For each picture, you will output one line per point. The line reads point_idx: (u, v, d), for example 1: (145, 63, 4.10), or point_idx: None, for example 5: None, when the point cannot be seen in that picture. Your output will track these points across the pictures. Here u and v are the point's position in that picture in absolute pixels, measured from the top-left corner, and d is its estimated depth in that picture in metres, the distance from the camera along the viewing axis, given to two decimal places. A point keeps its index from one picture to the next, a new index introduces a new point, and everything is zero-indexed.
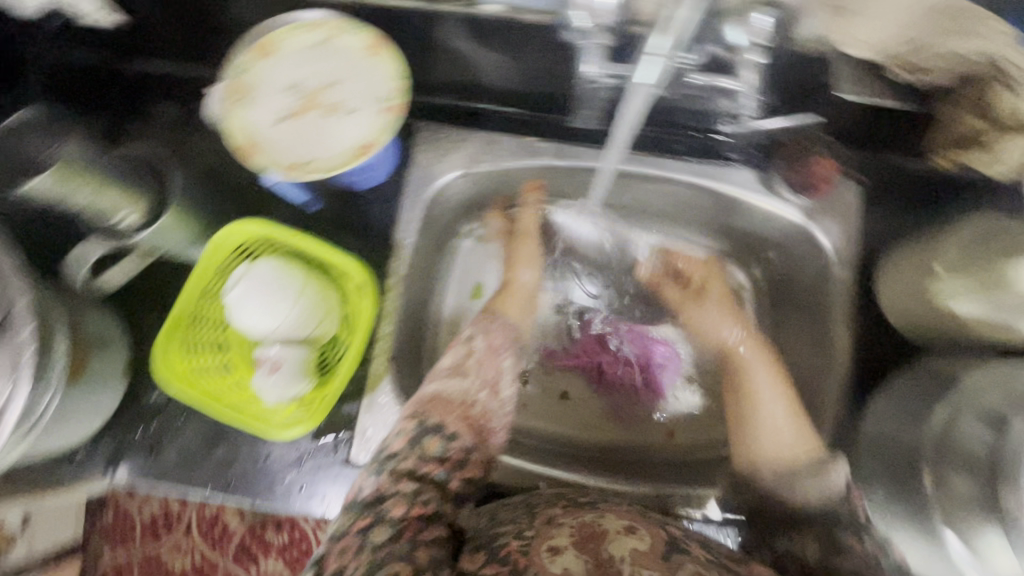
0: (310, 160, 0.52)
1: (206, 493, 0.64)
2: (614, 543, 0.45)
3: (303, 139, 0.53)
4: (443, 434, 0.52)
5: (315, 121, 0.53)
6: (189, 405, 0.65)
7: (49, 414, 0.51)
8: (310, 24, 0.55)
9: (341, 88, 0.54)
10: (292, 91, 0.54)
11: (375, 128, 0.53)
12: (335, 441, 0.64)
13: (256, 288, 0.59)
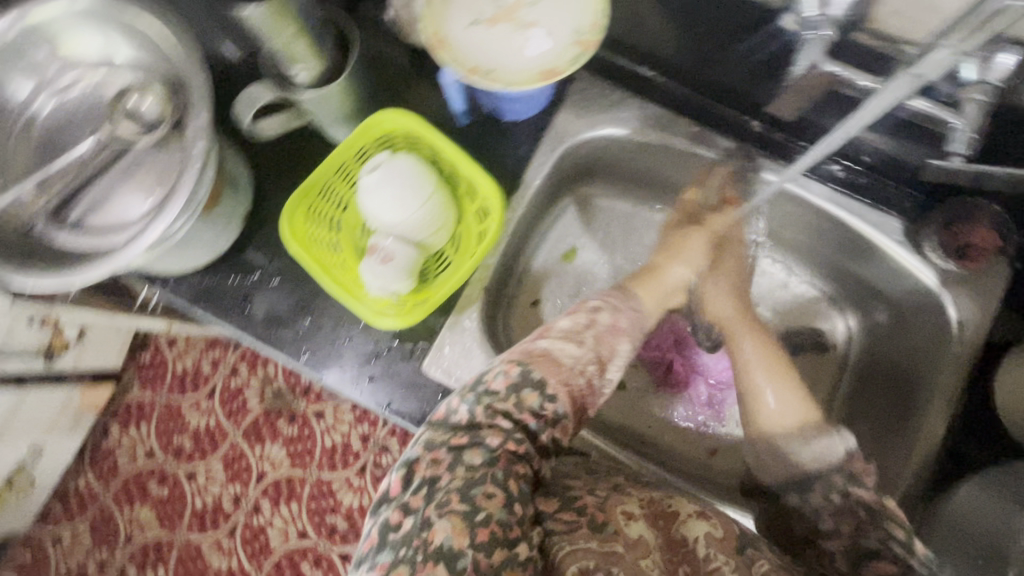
0: (490, 70, 0.53)
1: (278, 354, 0.66)
2: (686, 526, 0.46)
3: (489, 47, 0.53)
4: (543, 392, 0.49)
5: (504, 33, 0.53)
6: (287, 270, 0.68)
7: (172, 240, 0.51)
8: None
9: (538, 9, 0.54)
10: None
11: (564, 57, 0.52)
12: (411, 348, 0.65)
13: (390, 178, 0.59)
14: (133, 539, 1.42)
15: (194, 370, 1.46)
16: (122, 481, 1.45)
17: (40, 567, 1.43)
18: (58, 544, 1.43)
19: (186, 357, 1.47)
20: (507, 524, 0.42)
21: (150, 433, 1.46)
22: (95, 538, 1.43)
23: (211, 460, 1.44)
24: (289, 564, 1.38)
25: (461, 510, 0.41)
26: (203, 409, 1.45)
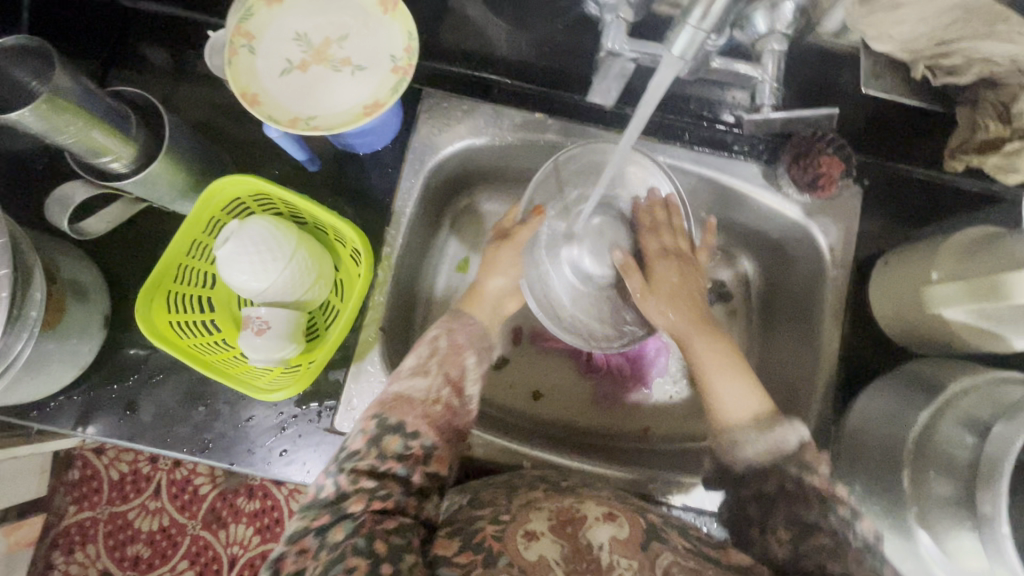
0: (314, 115, 0.51)
1: (176, 453, 0.62)
2: (592, 531, 0.48)
3: (309, 92, 0.51)
4: (403, 433, 0.50)
5: (320, 75, 0.52)
6: (169, 363, 0.63)
7: (20, 363, 0.49)
8: None
9: (348, 44, 0.52)
10: (298, 42, 0.52)
11: (382, 87, 0.51)
12: (320, 409, 0.63)
13: (245, 246, 0.56)
14: None
15: (131, 472, 1.36)
16: None
17: None
18: None
19: (119, 461, 1.37)
20: None
21: (99, 553, 1.34)
22: None
23: (173, 561, 1.35)
24: None
25: None
26: (150, 510, 1.36)
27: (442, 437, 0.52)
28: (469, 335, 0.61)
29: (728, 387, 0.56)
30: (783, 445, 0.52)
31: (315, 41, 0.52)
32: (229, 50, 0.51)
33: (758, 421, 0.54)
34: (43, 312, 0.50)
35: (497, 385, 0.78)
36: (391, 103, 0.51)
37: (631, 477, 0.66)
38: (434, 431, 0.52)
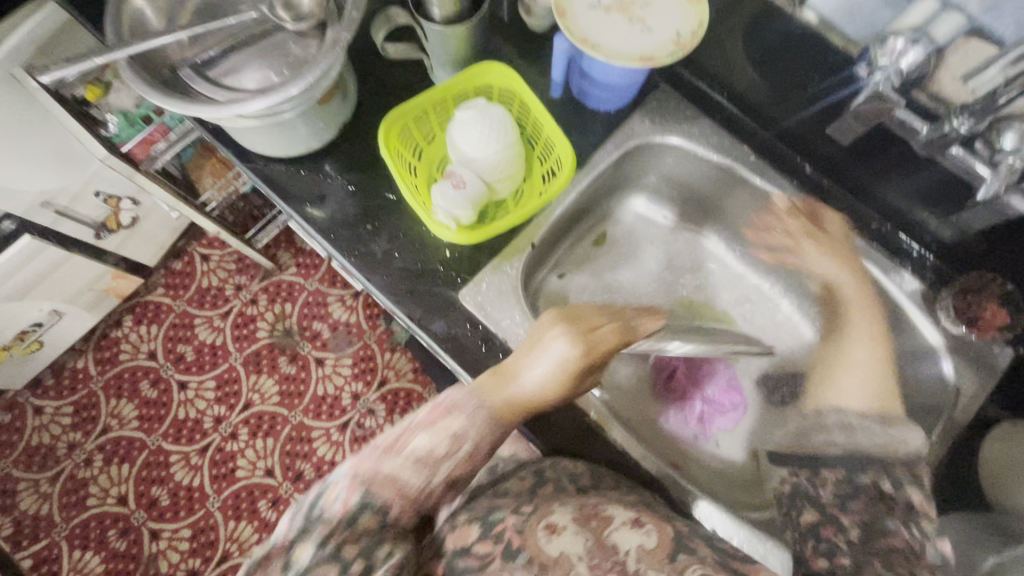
0: (597, 43, 0.61)
1: (325, 245, 0.73)
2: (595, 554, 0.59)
3: (603, 26, 0.62)
4: (382, 513, 0.52)
5: (617, 20, 0.62)
6: (363, 181, 0.75)
7: (277, 117, 0.65)
8: None
9: (648, 8, 0.62)
10: None
11: (661, 49, 0.60)
12: (453, 276, 0.71)
13: (484, 120, 0.67)
14: (109, 431, 1.46)
15: (217, 288, 1.57)
16: (118, 372, 1.50)
17: (11, 435, 1.44)
18: (37, 416, 1.45)
19: (213, 275, 1.58)
20: None
21: (156, 337, 1.53)
22: (73, 420, 1.46)
23: (203, 377, 1.51)
24: (248, 497, 1.42)
25: None
26: (214, 326, 1.54)
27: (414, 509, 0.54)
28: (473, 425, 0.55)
29: (860, 387, 0.67)
30: (895, 445, 0.61)
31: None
32: None
33: (882, 417, 0.63)
34: (320, 96, 0.65)
35: None
36: (665, 63, 0.60)
37: (675, 476, 0.68)
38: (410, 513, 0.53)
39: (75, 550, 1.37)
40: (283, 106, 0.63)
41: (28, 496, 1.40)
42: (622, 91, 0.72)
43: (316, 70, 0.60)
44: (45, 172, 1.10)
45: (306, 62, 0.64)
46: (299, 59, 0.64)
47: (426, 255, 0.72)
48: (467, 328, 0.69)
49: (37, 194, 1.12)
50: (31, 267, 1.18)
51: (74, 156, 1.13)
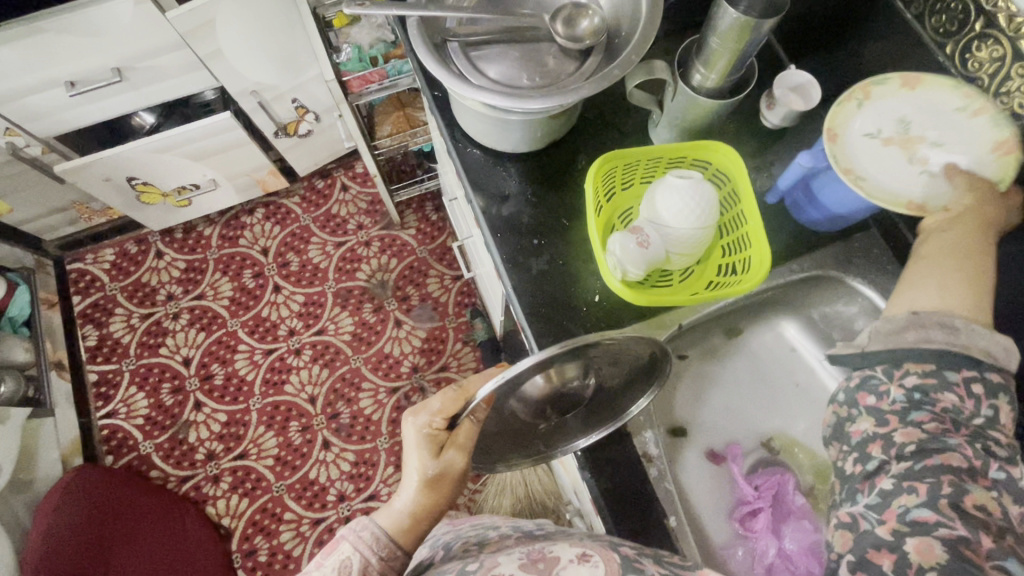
0: (865, 176, 0.63)
1: (488, 240, 0.75)
2: (566, 570, 0.55)
3: (875, 159, 0.63)
4: None
5: (893, 154, 0.63)
6: (549, 199, 0.77)
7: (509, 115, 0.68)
8: (968, 91, 0.61)
9: (938, 149, 0.62)
10: (899, 124, 0.64)
11: (933, 196, 0.61)
12: (594, 323, 0.71)
13: (692, 195, 0.66)
14: (202, 298, 1.57)
15: (342, 219, 1.67)
16: (232, 252, 1.62)
17: (127, 266, 1.58)
18: (156, 259, 1.60)
19: (346, 205, 1.68)
20: None
21: (275, 237, 1.64)
22: (180, 276, 1.58)
23: (297, 289, 1.59)
24: (285, 413, 1.48)
25: None
26: (325, 250, 1.63)
27: None
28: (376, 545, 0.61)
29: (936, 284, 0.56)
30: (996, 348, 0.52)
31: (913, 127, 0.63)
32: (848, 96, 0.65)
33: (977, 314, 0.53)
34: (554, 112, 0.68)
35: (671, 445, 0.81)
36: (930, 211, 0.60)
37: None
38: None
39: (131, 386, 1.48)
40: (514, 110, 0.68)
41: (119, 322, 1.53)
42: (850, 214, 0.68)
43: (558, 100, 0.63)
44: (270, 70, 1.23)
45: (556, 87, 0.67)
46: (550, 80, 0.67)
47: (575, 291, 0.72)
48: None
49: (254, 83, 1.24)
50: (220, 140, 1.32)
51: (297, 64, 1.25)
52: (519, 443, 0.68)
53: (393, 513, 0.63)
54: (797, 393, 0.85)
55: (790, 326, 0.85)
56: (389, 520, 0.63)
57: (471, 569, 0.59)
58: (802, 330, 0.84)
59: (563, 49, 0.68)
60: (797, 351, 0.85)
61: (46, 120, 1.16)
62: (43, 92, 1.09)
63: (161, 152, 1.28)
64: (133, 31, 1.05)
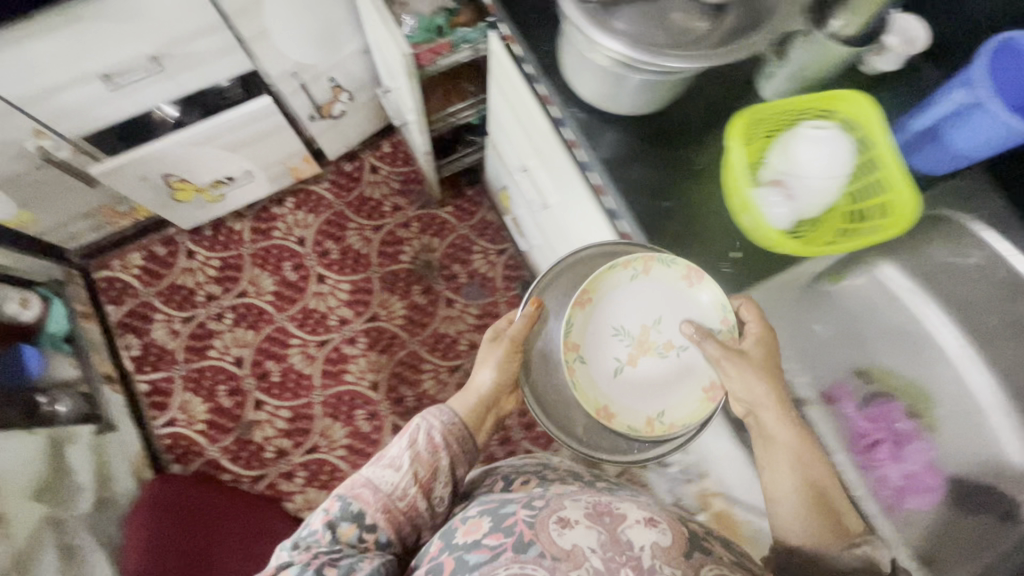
0: (620, 405, 0.76)
1: (617, 203, 0.76)
2: (633, 530, 0.61)
3: (635, 383, 0.76)
4: (361, 527, 0.69)
5: (649, 361, 0.77)
6: (671, 158, 0.78)
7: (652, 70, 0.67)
8: (623, 261, 0.75)
9: (662, 326, 0.77)
10: (620, 334, 0.78)
11: (681, 383, 0.76)
12: (735, 275, 0.74)
13: (829, 144, 0.68)
14: (245, 296, 1.52)
15: (378, 202, 1.62)
16: (268, 245, 1.56)
17: (158, 269, 1.51)
18: (188, 259, 1.53)
19: (379, 187, 1.63)
20: (369, 529, 0.70)
21: (310, 226, 1.58)
22: (217, 274, 1.52)
23: (341, 277, 1.56)
24: (349, 402, 1.47)
25: (319, 546, 0.67)
26: (365, 235, 1.59)
27: (392, 533, 0.71)
28: (450, 433, 0.78)
29: None
30: None
31: (642, 333, 0.77)
32: (570, 366, 0.76)
33: None
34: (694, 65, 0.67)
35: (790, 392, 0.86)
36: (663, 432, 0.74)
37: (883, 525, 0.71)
38: (387, 530, 0.70)
39: (186, 391, 1.44)
40: (645, 67, 0.67)
41: (160, 327, 1.47)
42: (975, 152, 0.70)
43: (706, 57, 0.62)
44: (312, 48, 1.17)
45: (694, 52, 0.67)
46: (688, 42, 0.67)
47: (712, 247, 0.74)
48: (729, 329, 0.72)
49: (296, 63, 1.18)
50: (260, 127, 1.25)
51: (337, 40, 1.19)
52: (602, 444, 0.76)
53: (472, 390, 0.82)
54: (898, 329, 0.91)
55: (887, 269, 0.92)
56: (459, 404, 0.82)
57: (536, 505, 0.66)
58: (899, 272, 0.91)
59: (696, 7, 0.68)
60: (897, 292, 0.91)
61: (79, 118, 1.07)
62: (79, 88, 1.01)
63: (201, 145, 1.21)
64: (175, 15, 0.97)
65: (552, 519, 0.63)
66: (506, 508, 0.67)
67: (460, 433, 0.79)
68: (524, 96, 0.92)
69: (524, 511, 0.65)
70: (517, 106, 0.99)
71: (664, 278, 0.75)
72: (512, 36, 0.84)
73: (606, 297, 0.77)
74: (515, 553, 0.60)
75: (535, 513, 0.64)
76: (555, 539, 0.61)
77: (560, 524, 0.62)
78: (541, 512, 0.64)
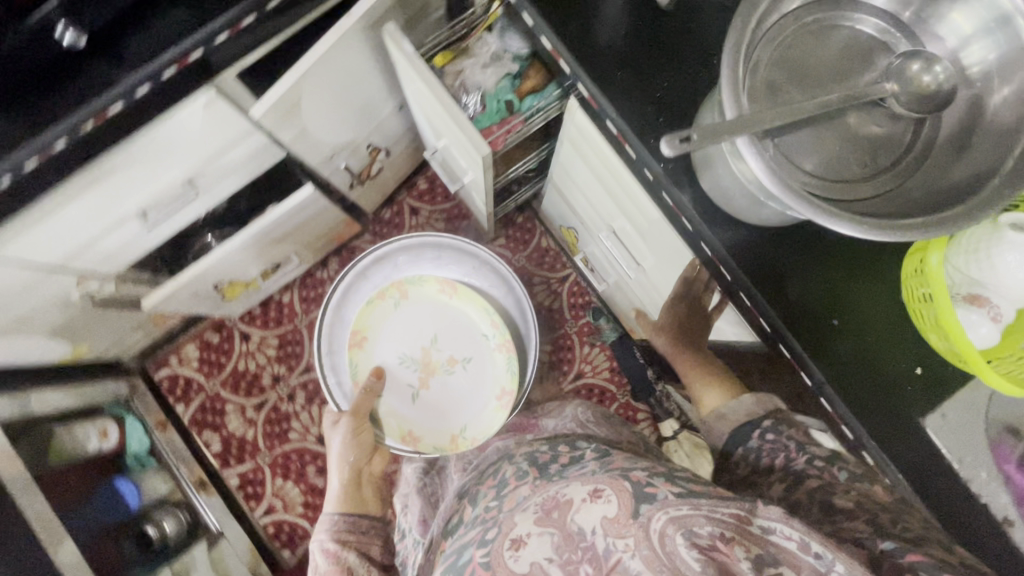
0: (415, 427, 1.09)
1: (778, 327, 0.67)
2: (581, 514, 0.55)
3: (435, 393, 1.11)
4: None
5: (440, 372, 1.12)
6: (834, 263, 0.67)
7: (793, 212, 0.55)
8: (380, 296, 1.10)
9: (437, 342, 1.12)
10: (405, 358, 1.12)
11: (475, 382, 1.11)
12: (923, 395, 0.65)
13: None
14: (312, 370, 1.46)
15: None
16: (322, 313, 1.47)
17: (216, 357, 1.44)
18: (244, 342, 1.46)
19: (422, 230, 1.51)
20: None
21: None
22: (277, 354, 1.46)
23: None
24: None
25: None
26: None
27: None
28: (348, 526, 0.85)
29: None
30: None
31: (428, 351, 1.12)
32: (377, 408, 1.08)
33: None
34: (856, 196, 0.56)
35: None
36: (467, 441, 1.07)
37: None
38: None
39: (277, 478, 1.42)
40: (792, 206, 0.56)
41: (233, 418, 1.43)
42: None
43: (909, 232, 0.50)
44: (348, 126, 1.02)
45: (880, 195, 0.55)
46: (866, 184, 0.55)
47: (894, 366, 0.66)
48: (928, 462, 0.64)
49: (333, 146, 1.04)
50: (306, 214, 1.13)
51: (372, 108, 1.04)
52: (431, 445, 1.07)
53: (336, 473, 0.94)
54: None
55: None
56: (336, 503, 0.88)
57: (490, 538, 0.59)
58: None
59: (891, 114, 0.54)
60: None
61: (118, 258, 0.98)
62: (116, 232, 0.90)
63: (247, 248, 1.09)
64: (204, 136, 0.84)
65: (506, 546, 0.57)
66: (462, 558, 0.60)
67: (350, 524, 0.85)
68: (628, 184, 0.80)
69: (479, 552, 0.58)
70: (610, 182, 0.86)
71: (423, 301, 1.12)
72: (623, 139, 0.70)
73: (381, 329, 1.11)
74: None
75: (489, 549, 0.58)
76: (512, 566, 0.55)
77: (514, 546, 0.56)
78: (494, 544, 0.58)
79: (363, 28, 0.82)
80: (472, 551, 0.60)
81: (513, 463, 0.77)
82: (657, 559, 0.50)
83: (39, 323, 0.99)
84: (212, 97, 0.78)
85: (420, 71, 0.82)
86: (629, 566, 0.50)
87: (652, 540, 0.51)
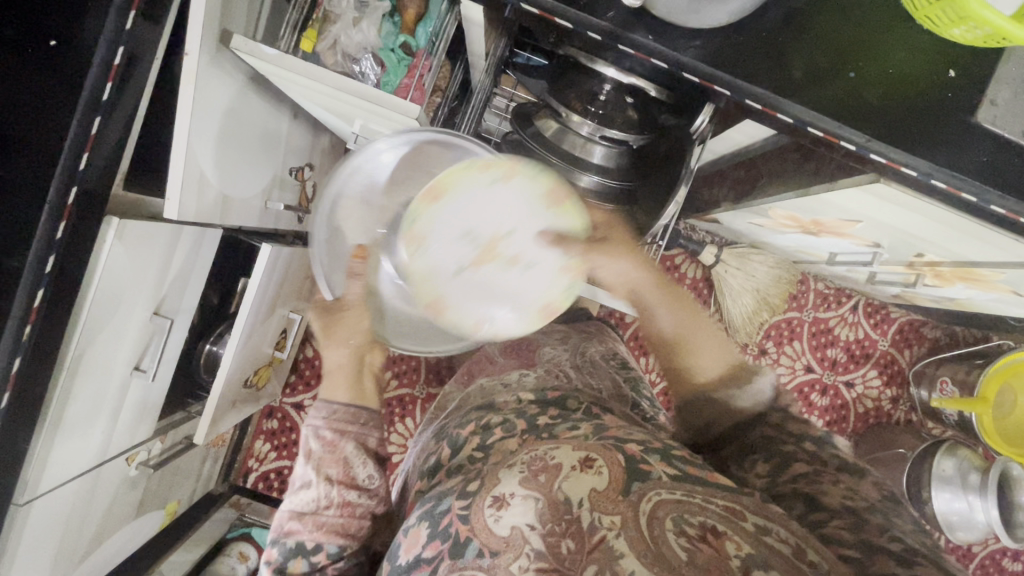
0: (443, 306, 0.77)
1: (801, 113, 0.61)
2: (568, 483, 0.46)
3: (480, 283, 0.76)
4: (307, 555, 0.58)
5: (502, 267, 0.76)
6: (824, 19, 0.61)
7: None
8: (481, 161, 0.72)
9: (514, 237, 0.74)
10: (466, 233, 0.74)
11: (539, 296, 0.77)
12: (969, 95, 0.61)
13: None
14: None
15: None
16: None
17: (286, 438, 1.41)
18: (301, 412, 1.41)
19: None
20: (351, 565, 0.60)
21: None
22: None
23: None
24: None
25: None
26: None
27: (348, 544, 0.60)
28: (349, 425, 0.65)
29: None
30: None
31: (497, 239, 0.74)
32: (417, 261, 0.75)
33: None
34: None
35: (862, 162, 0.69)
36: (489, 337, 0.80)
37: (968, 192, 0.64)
38: (335, 540, 0.59)
39: None
40: None
41: None
42: None
43: None
44: (261, 165, 0.92)
45: None
46: None
47: (928, 82, 0.61)
48: (995, 153, 0.61)
49: (261, 193, 0.94)
50: (278, 273, 1.03)
51: (272, 133, 0.93)
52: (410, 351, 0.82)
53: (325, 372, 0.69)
54: None
55: None
56: (330, 390, 0.67)
57: (470, 488, 0.49)
58: None
59: None
60: None
61: (152, 416, 0.93)
62: (129, 399, 0.85)
63: (250, 336, 1.02)
64: (140, 265, 0.75)
65: (486, 503, 0.47)
66: (443, 505, 0.50)
67: (351, 413, 0.65)
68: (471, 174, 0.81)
69: (459, 502, 0.48)
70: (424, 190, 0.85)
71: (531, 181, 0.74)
72: (550, 15, 0.61)
73: (456, 194, 0.73)
74: (454, 561, 0.45)
75: (470, 500, 0.48)
76: (492, 527, 0.45)
77: (494, 505, 0.46)
78: (474, 497, 0.48)
79: (213, 57, 0.70)
80: (451, 499, 0.49)
81: (500, 415, 0.63)
82: (643, 541, 0.42)
83: (123, 511, 0.95)
84: (120, 223, 0.68)
85: (295, 67, 0.70)
86: (614, 546, 0.42)
87: (641, 522, 0.43)
